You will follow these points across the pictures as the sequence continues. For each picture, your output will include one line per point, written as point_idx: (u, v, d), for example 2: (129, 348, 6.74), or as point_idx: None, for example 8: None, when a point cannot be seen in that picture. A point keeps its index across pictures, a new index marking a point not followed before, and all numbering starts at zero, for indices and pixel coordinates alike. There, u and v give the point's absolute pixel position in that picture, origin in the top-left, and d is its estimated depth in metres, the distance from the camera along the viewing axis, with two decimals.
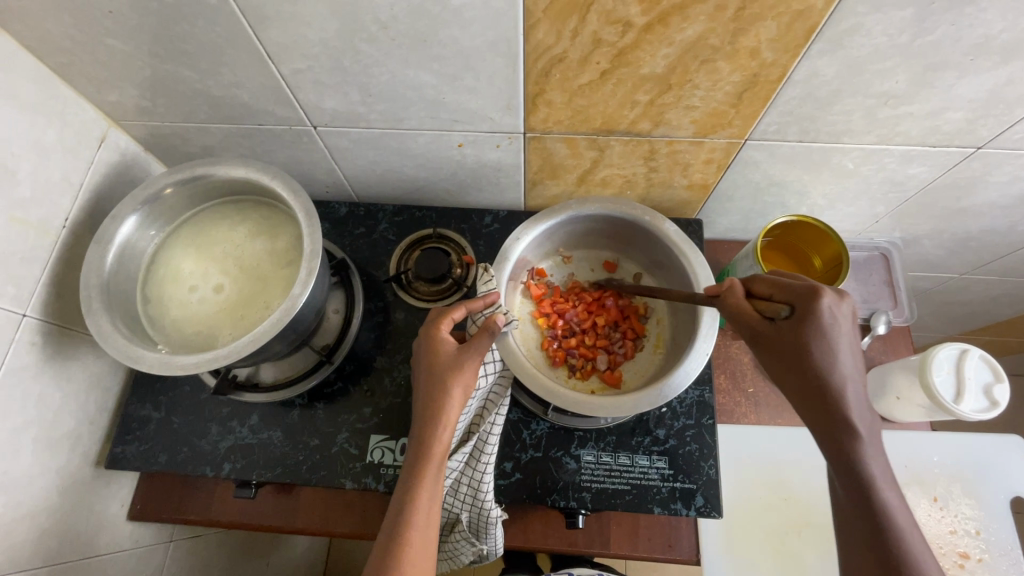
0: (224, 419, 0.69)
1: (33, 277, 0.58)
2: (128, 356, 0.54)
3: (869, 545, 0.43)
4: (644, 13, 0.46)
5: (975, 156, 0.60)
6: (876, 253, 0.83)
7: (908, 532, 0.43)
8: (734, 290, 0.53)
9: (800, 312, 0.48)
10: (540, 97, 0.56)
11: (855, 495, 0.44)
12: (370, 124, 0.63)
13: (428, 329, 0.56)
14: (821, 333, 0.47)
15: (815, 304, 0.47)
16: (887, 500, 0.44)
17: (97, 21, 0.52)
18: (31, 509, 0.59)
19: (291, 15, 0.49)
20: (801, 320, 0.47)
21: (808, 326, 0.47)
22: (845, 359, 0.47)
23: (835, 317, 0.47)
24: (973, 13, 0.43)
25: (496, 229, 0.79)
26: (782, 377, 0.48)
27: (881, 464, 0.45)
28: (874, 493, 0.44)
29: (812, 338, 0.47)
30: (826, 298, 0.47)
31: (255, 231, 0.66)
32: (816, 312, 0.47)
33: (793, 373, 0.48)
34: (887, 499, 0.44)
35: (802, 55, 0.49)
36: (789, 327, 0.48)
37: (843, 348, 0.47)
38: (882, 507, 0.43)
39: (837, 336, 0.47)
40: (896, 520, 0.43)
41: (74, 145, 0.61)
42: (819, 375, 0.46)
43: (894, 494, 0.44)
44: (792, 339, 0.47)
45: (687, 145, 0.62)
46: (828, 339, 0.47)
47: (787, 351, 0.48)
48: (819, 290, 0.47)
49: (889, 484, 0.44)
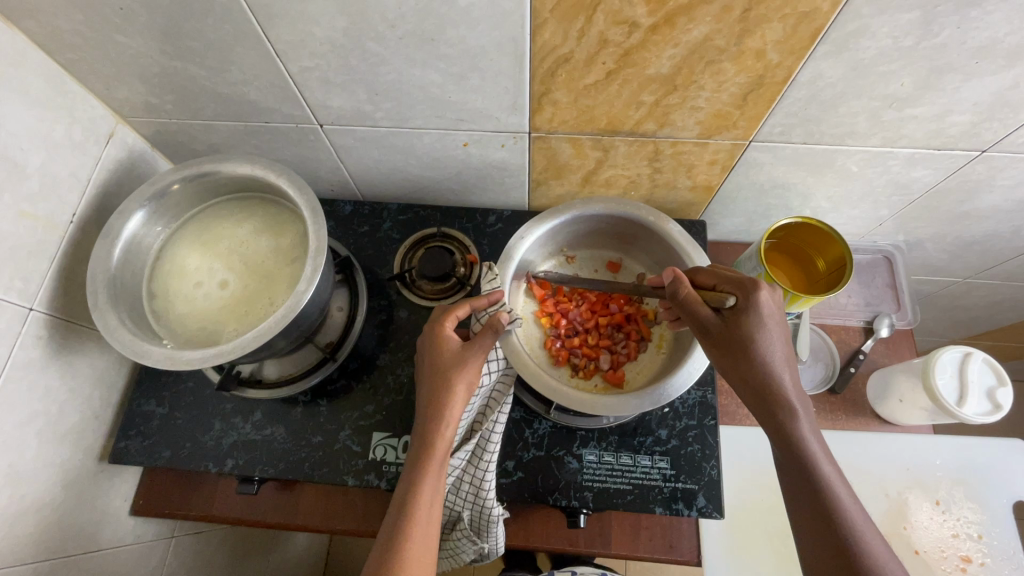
0: (227, 415, 0.69)
1: (40, 271, 0.59)
2: (134, 350, 0.55)
3: (815, 519, 0.47)
4: (650, 14, 0.46)
5: (980, 159, 0.60)
6: (880, 257, 0.82)
7: (843, 500, 0.47)
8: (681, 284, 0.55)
9: (742, 303, 0.51)
10: (546, 97, 0.56)
11: (797, 472, 0.48)
12: (376, 123, 0.63)
13: (433, 326, 0.56)
14: (760, 322, 0.50)
15: (754, 295, 0.51)
16: (827, 474, 0.48)
17: (107, 18, 0.52)
18: (35, 503, 0.59)
19: (300, 13, 0.49)
20: (742, 311, 0.51)
21: (749, 315, 0.51)
22: (778, 345, 0.51)
23: (769, 306, 0.51)
24: (978, 17, 0.44)
25: (500, 228, 0.79)
26: (727, 366, 0.52)
27: (817, 440, 0.49)
28: (814, 467, 0.48)
29: (754, 327, 0.50)
30: (762, 290, 0.51)
31: (261, 227, 0.67)
32: (755, 303, 0.51)
33: (738, 361, 0.51)
34: (826, 471, 0.48)
35: (807, 57, 0.49)
36: (733, 318, 0.51)
37: (779, 334, 0.51)
38: (822, 482, 0.47)
39: (773, 324, 0.51)
40: (834, 492, 0.47)
41: (82, 141, 0.62)
42: (759, 360, 0.50)
43: (831, 467, 0.48)
44: (737, 330, 0.51)
45: (691, 146, 0.62)
46: (767, 328, 0.50)
47: (731, 341, 0.51)
48: (755, 282, 0.51)
49: (825, 457, 0.48)
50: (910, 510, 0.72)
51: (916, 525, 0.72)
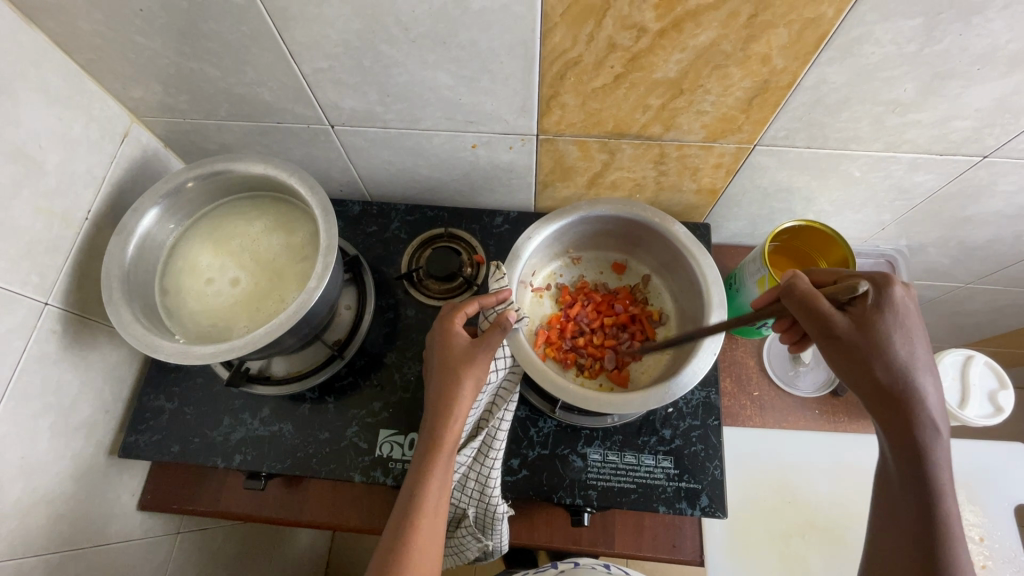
0: (236, 411, 0.70)
1: (56, 266, 0.60)
2: (147, 345, 0.56)
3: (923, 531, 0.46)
4: (658, 19, 0.47)
5: (981, 165, 0.61)
6: (882, 261, 0.83)
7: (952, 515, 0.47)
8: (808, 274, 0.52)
9: (877, 301, 0.50)
10: (554, 99, 0.57)
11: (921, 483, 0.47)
12: (386, 124, 0.64)
13: (442, 322, 0.57)
14: (897, 323, 0.49)
15: (890, 293, 0.50)
16: (944, 487, 0.47)
17: (127, 19, 0.54)
18: (46, 495, 0.60)
19: (315, 16, 0.50)
20: (878, 309, 0.50)
21: (885, 315, 0.50)
22: (915, 351, 0.50)
23: (907, 308, 0.50)
24: (979, 24, 0.45)
25: (507, 230, 0.80)
26: (850, 366, 0.50)
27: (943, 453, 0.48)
28: (933, 477, 0.47)
29: (890, 328, 0.49)
30: (898, 288, 0.50)
31: (272, 226, 0.68)
32: (891, 303, 0.50)
33: (866, 362, 0.49)
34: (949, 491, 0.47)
35: (812, 62, 0.50)
36: (871, 319, 0.50)
37: (915, 339, 0.50)
38: (939, 493, 0.47)
39: (910, 327, 0.50)
40: (946, 506, 0.47)
41: (98, 139, 0.63)
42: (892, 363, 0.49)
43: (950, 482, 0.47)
44: (870, 330, 0.50)
45: (697, 149, 0.63)
46: (903, 330, 0.50)
47: (863, 341, 0.49)
48: (893, 281, 0.50)
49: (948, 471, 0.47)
50: None
51: None
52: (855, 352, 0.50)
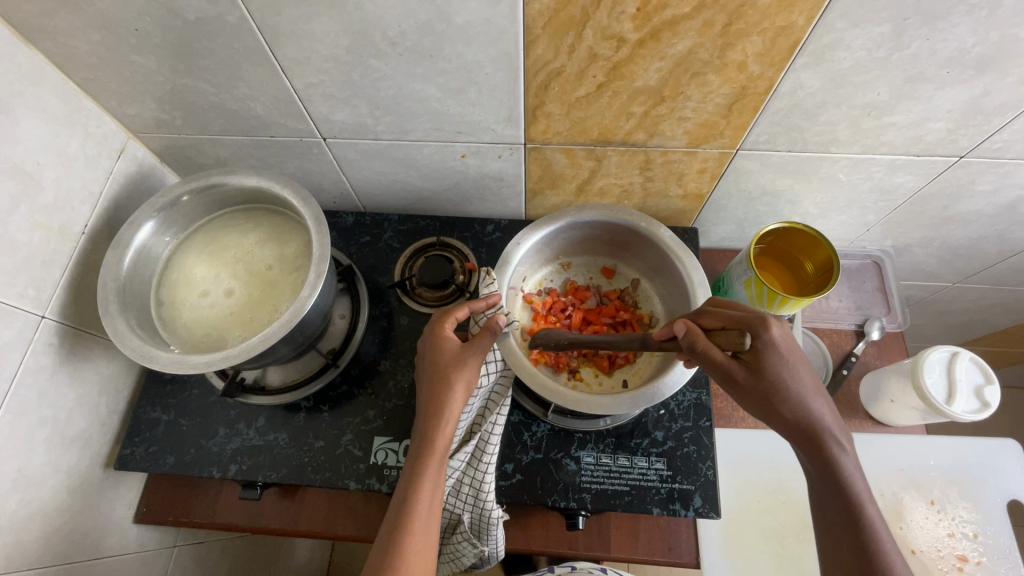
0: (232, 421, 0.70)
1: (52, 280, 0.61)
2: (141, 355, 0.56)
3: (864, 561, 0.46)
4: (637, 29, 0.49)
5: (959, 165, 0.63)
6: (869, 262, 0.85)
7: (881, 532, 0.46)
8: (696, 333, 0.53)
9: (761, 343, 0.50)
10: (540, 109, 0.59)
11: (841, 512, 0.48)
12: (377, 136, 0.66)
13: (432, 327, 0.58)
14: (784, 362, 0.50)
15: (768, 334, 0.50)
16: (864, 504, 0.47)
17: (124, 40, 0.55)
18: (41, 508, 0.60)
19: (306, 32, 0.52)
20: (764, 352, 0.50)
21: (773, 356, 0.50)
22: (805, 378, 0.50)
23: (787, 340, 0.50)
24: (945, 29, 0.46)
25: (498, 237, 0.81)
26: (757, 412, 0.51)
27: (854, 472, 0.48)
28: (852, 501, 0.47)
29: (781, 365, 0.50)
30: (773, 325, 0.50)
31: (266, 237, 0.69)
32: (772, 343, 0.50)
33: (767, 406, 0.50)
34: (870, 510, 0.47)
35: (787, 68, 0.52)
36: (755, 359, 0.50)
37: (802, 369, 0.50)
38: (862, 514, 0.47)
39: (796, 358, 0.50)
40: (876, 529, 0.46)
41: (95, 155, 0.64)
42: (789, 402, 0.49)
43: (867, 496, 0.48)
44: (766, 375, 0.50)
45: (680, 155, 0.65)
46: (791, 365, 0.50)
47: (758, 388, 0.50)
48: (768, 322, 0.50)
49: (863, 487, 0.48)
50: (905, 509, 0.73)
51: (912, 525, 0.73)
52: (753, 398, 0.50)
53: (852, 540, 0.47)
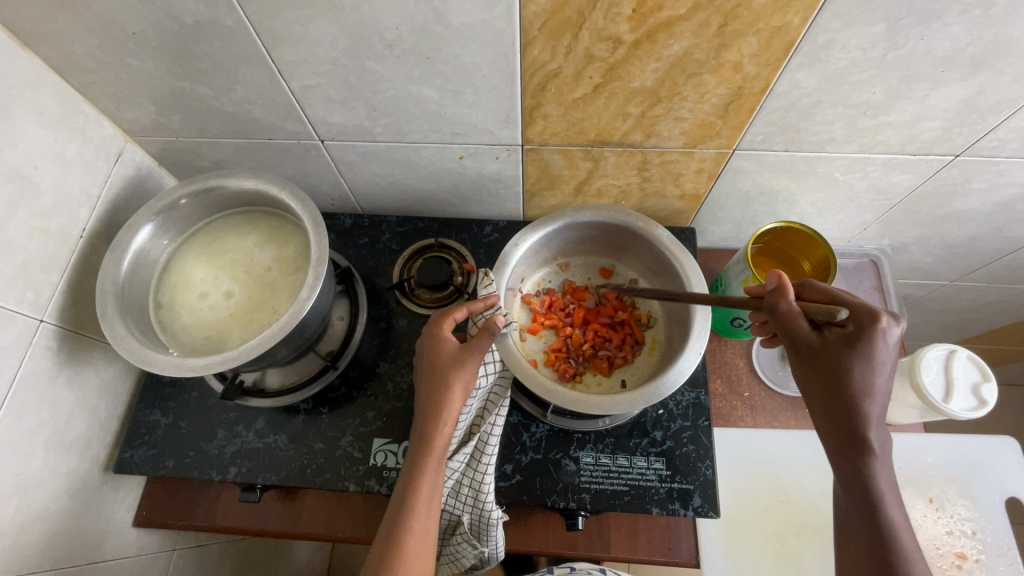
0: (231, 424, 0.70)
1: (51, 284, 0.61)
2: (140, 358, 0.56)
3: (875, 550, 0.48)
4: (633, 30, 0.49)
5: (954, 163, 0.63)
6: (866, 261, 0.85)
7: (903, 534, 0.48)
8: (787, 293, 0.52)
9: (855, 332, 0.50)
10: (537, 110, 0.59)
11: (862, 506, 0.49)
12: (375, 138, 0.66)
13: (431, 328, 0.58)
14: (869, 357, 0.49)
15: (874, 328, 0.49)
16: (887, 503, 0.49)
17: (122, 43, 0.55)
18: (40, 512, 0.60)
19: (303, 35, 0.52)
20: (852, 341, 0.49)
21: (857, 349, 0.49)
22: (883, 381, 0.49)
23: (887, 341, 0.49)
24: (939, 28, 0.46)
25: (496, 238, 0.81)
26: (816, 388, 0.52)
27: (885, 472, 0.50)
28: (877, 499, 0.49)
29: (860, 359, 0.49)
30: (882, 323, 0.49)
31: (264, 239, 0.69)
32: (870, 337, 0.49)
33: (824, 386, 0.51)
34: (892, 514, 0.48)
35: (783, 68, 0.52)
36: (836, 343, 0.50)
37: (884, 373, 0.49)
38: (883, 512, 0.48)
39: (886, 361, 0.49)
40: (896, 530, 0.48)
41: (93, 159, 0.64)
42: (855, 394, 0.49)
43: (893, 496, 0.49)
44: (840, 361, 0.50)
45: (677, 155, 0.65)
46: (875, 365, 0.49)
47: (827, 365, 0.51)
48: (878, 317, 0.49)
49: (891, 488, 0.49)
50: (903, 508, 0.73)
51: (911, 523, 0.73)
52: (818, 373, 0.51)
53: (868, 530, 0.49)
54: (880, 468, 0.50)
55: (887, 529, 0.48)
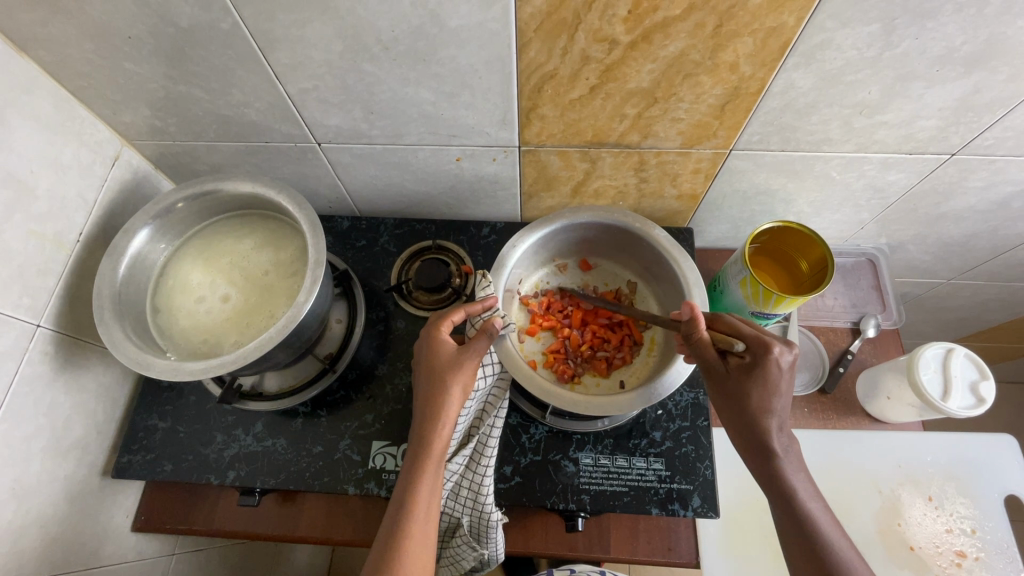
0: (229, 427, 0.70)
1: (48, 288, 0.60)
2: (138, 362, 0.56)
3: (812, 560, 0.49)
4: (629, 31, 0.49)
5: (951, 162, 0.63)
6: (863, 260, 0.85)
7: (833, 536, 0.50)
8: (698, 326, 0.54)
9: (751, 362, 0.51)
10: (533, 112, 0.59)
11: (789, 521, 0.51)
12: (371, 140, 0.66)
13: (428, 330, 0.58)
14: (764, 383, 0.51)
15: (767, 356, 0.50)
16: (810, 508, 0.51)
17: (117, 47, 0.55)
18: (38, 518, 0.60)
19: (299, 37, 0.52)
20: (751, 370, 0.51)
21: (755, 377, 0.51)
22: (780, 402, 0.51)
23: (782, 368, 0.51)
24: (933, 27, 0.47)
25: (494, 240, 0.81)
26: (725, 415, 0.54)
27: (800, 478, 0.52)
28: (800, 508, 0.50)
29: (756, 386, 0.51)
30: (775, 351, 0.50)
31: (261, 242, 0.69)
32: (765, 366, 0.50)
33: (731, 412, 0.53)
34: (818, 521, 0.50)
35: (778, 69, 0.52)
36: (738, 371, 0.52)
37: (782, 391, 0.51)
38: (809, 519, 0.50)
39: (784, 382, 0.51)
40: (826, 535, 0.50)
41: (89, 163, 0.64)
42: (755, 417, 0.51)
43: (812, 498, 0.51)
44: (740, 389, 0.52)
45: (674, 155, 0.65)
46: (770, 389, 0.51)
47: (731, 394, 0.52)
48: (770, 347, 0.50)
49: (807, 493, 0.51)
50: (902, 506, 0.74)
51: (910, 521, 0.73)
52: (724, 400, 0.53)
53: (800, 542, 0.50)
54: (794, 474, 0.52)
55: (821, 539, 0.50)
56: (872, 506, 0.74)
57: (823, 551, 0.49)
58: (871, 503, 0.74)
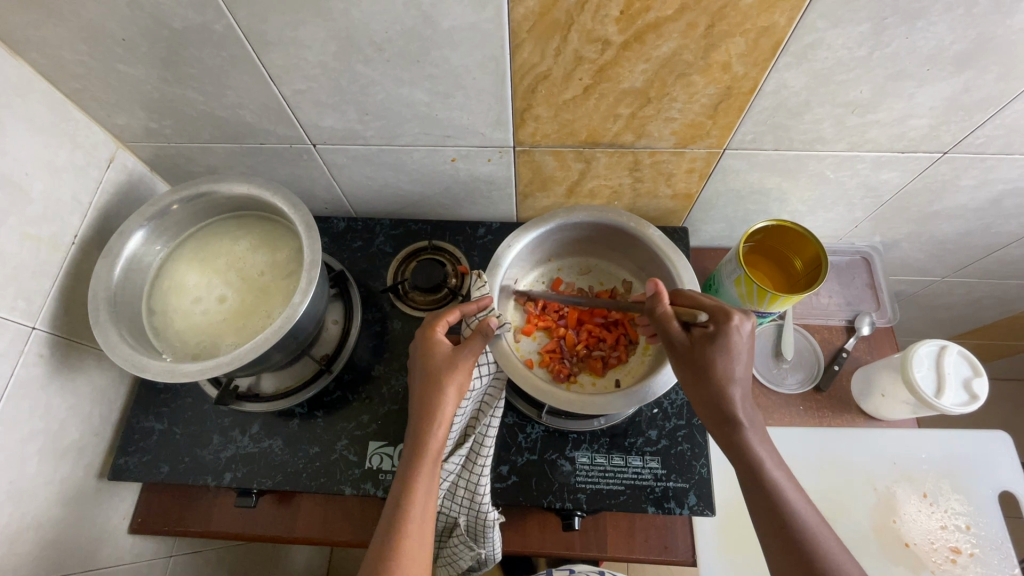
0: (226, 429, 0.70)
1: (43, 291, 0.60)
2: (133, 364, 0.56)
3: (778, 534, 0.49)
4: (621, 32, 0.49)
5: (943, 160, 0.64)
6: (858, 258, 0.86)
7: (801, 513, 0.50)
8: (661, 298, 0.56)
9: (713, 331, 0.53)
10: (528, 112, 0.59)
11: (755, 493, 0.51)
12: (366, 141, 0.66)
13: (424, 330, 0.58)
14: (727, 351, 0.52)
15: (727, 325, 0.53)
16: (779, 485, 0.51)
17: (111, 50, 0.55)
18: (34, 520, 0.60)
19: (293, 39, 0.52)
20: (713, 338, 0.53)
21: (718, 345, 0.52)
22: (741, 371, 0.53)
23: (740, 336, 0.53)
24: (923, 27, 0.47)
25: (490, 240, 0.82)
26: (693, 388, 0.54)
27: (769, 454, 0.52)
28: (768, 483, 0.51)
29: (718, 354, 0.52)
30: (734, 319, 0.53)
31: (257, 244, 0.69)
32: (726, 333, 0.52)
33: (699, 385, 0.54)
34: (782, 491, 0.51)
35: (770, 68, 0.52)
36: (700, 341, 0.54)
37: (744, 361, 0.53)
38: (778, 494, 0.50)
39: (743, 351, 0.53)
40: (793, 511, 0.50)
41: (84, 165, 0.64)
42: (720, 386, 0.52)
43: (780, 472, 0.51)
44: (703, 357, 0.53)
45: (668, 155, 0.65)
46: (734, 357, 0.52)
47: (697, 365, 0.53)
48: (729, 314, 0.52)
49: (777, 468, 0.51)
50: (897, 503, 0.74)
51: (905, 518, 0.73)
52: (690, 373, 0.54)
53: (769, 518, 0.50)
54: (758, 446, 0.52)
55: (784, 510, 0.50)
56: (867, 502, 0.74)
57: (790, 524, 0.49)
58: (866, 500, 0.74)
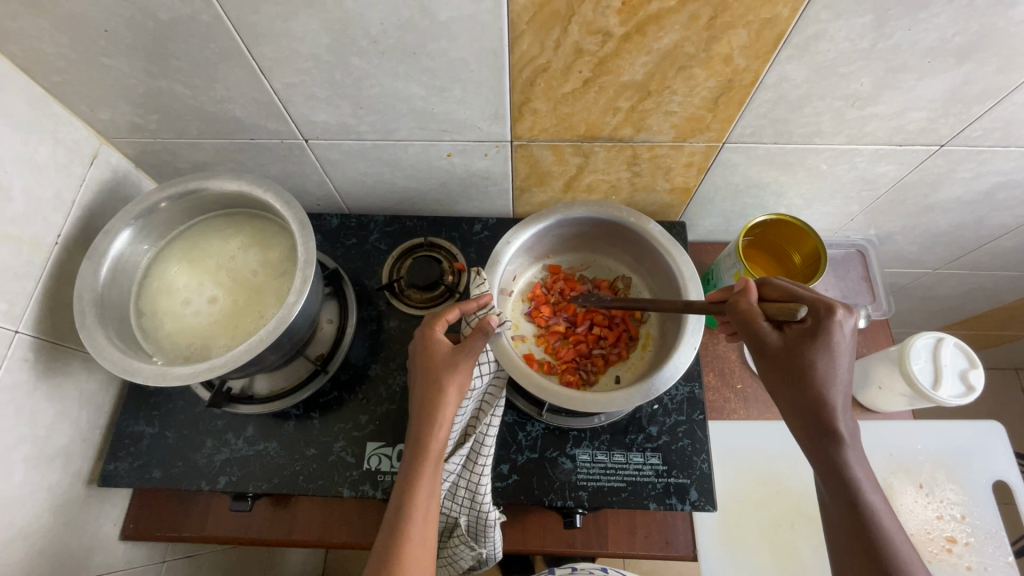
0: (219, 432, 0.69)
1: (26, 293, 0.58)
2: (123, 368, 0.55)
3: (868, 547, 0.48)
4: (622, 23, 0.48)
5: (939, 153, 0.64)
6: (853, 252, 0.86)
7: (886, 518, 0.49)
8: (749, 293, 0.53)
9: (813, 327, 0.50)
10: (526, 106, 0.58)
11: (845, 501, 0.50)
12: (360, 136, 0.65)
13: (423, 329, 0.57)
14: (827, 349, 0.50)
15: (830, 320, 0.50)
16: (865, 489, 0.50)
17: (93, 41, 0.53)
18: (22, 529, 0.58)
19: (284, 31, 0.51)
20: (813, 336, 0.50)
21: (818, 342, 0.50)
22: (841, 371, 0.50)
23: (843, 334, 0.50)
24: (926, 19, 0.47)
25: (486, 236, 0.81)
26: (782, 386, 0.52)
27: (859, 459, 0.50)
28: (855, 486, 0.49)
29: (816, 352, 0.50)
30: (838, 316, 0.50)
31: (249, 242, 0.67)
32: (830, 330, 0.50)
33: (790, 385, 0.51)
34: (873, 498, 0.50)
35: (772, 60, 0.52)
36: (796, 340, 0.51)
37: (844, 362, 0.50)
38: (864, 497, 0.49)
39: (841, 352, 0.50)
40: (878, 516, 0.49)
41: (66, 162, 0.62)
42: (817, 387, 0.50)
43: (871, 484, 0.50)
44: (799, 355, 0.51)
45: (667, 149, 0.65)
46: (834, 356, 0.50)
47: (790, 364, 0.51)
48: (834, 309, 0.50)
49: (865, 471, 0.50)
50: (895, 494, 0.75)
51: (903, 509, 0.74)
52: (781, 372, 0.52)
53: (852, 521, 0.49)
54: (852, 455, 0.50)
55: (874, 522, 0.49)
56: None
57: (879, 536, 0.48)
58: None
